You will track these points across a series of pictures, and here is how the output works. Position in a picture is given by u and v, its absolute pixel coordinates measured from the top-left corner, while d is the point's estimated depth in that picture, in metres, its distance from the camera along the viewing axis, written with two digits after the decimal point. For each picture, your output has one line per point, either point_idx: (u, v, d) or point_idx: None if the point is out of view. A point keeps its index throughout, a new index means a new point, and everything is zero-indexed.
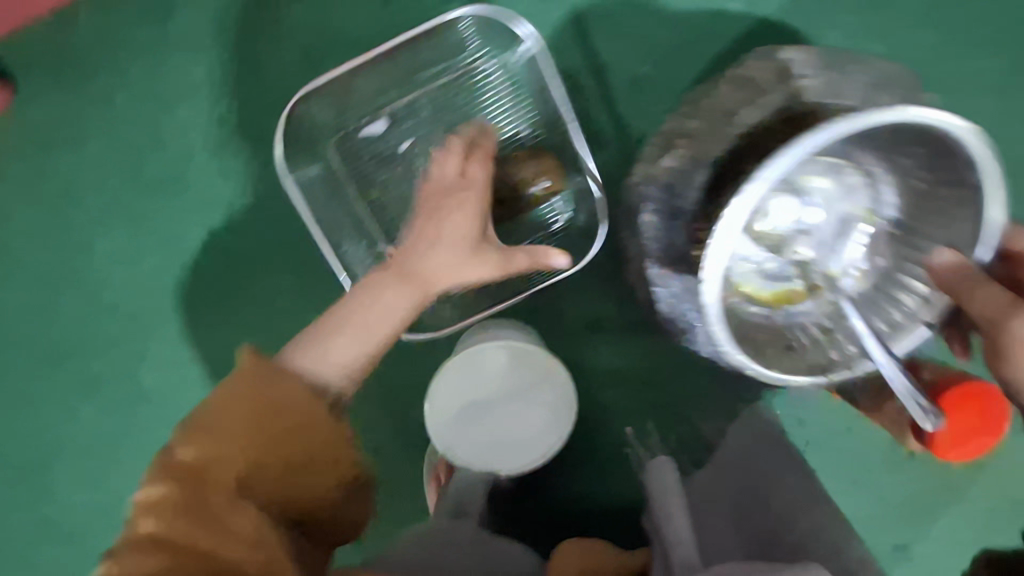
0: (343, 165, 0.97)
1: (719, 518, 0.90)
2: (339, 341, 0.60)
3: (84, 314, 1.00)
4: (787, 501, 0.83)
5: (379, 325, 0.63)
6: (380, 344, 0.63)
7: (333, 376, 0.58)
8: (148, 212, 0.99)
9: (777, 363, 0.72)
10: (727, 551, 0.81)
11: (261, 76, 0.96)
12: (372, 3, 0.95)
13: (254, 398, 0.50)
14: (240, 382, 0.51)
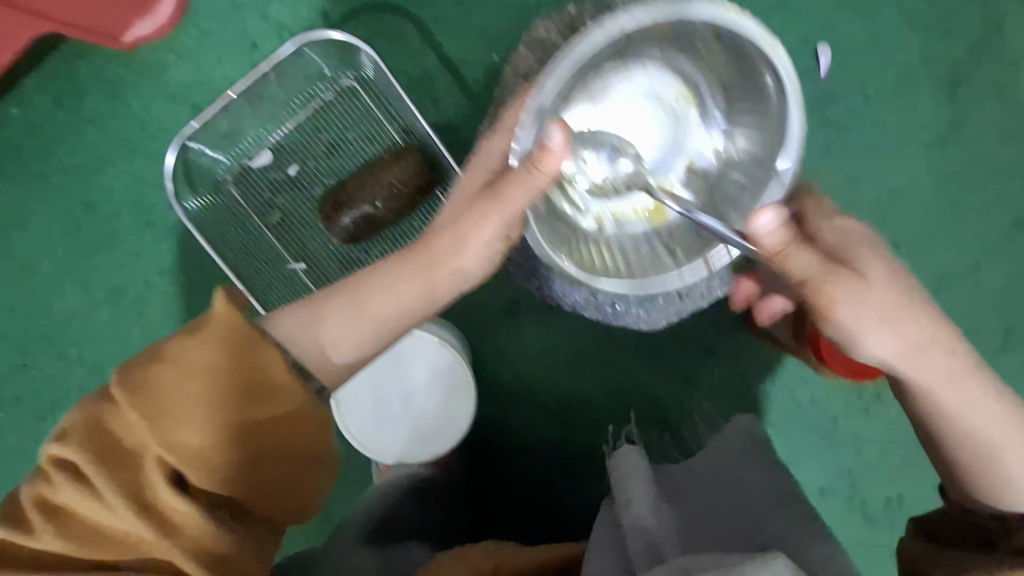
0: (242, 196, 1.07)
1: (695, 507, 0.83)
2: (331, 317, 0.65)
3: (59, 365, 1.18)
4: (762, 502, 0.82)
5: (387, 313, 0.67)
6: (385, 330, 0.67)
7: (330, 350, 0.65)
8: (95, 269, 1.15)
9: (658, 270, 0.80)
10: (707, 542, 0.75)
11: (162, 128, 1.09)
12: (242, 50, 1.05)
13: (230, 367, 0.56)
14: (249, 339, 0.57)
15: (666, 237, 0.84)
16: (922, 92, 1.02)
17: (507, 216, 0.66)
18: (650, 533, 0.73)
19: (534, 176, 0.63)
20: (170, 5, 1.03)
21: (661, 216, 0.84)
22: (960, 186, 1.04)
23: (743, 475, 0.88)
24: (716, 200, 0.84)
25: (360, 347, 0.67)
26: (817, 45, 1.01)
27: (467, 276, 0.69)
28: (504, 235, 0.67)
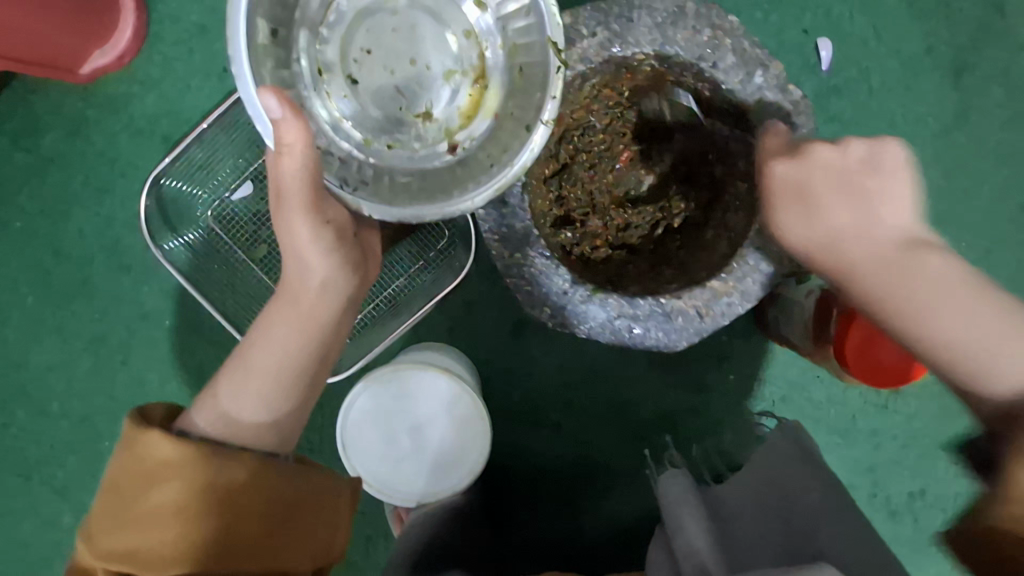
0: (224, 231, 1.01)
1: (745, 525, 0.82)
2: (232, 390, 0.76)
3: (40, 422, 1.11)
4: (809, 509, 0.76)
5: (276, 362, 0.75)
6: (279, 370, 0.76)
7: (243, 418, 0.75)
8: (71, 318, 1.08)
9: (474, 180, 0.66)
10: (756, 557, 0.76)
11: (129, 163, 1.01)
12: (211, 75, 0.98)
13: (178, 468, 0.68)
14: (171, 446, 0.68)
15: (488, 141, 0.69)
16: (927, 80, 0.99)
17: (299, 200, 0.66)
18: (699, 556, 0.75)
19: (292, 155, 0.62)
20: (128, 30, 0.96)
21: (482, 111, 0.71)
22: (971, 173, 1.02)
23: (786, 475, 0.82)
24: (519, 105, 0.68)
25: (267, 405, 0.75)
26: (817, 38, 0.98)
27: (325, 281, 0.74)
28: (319, 220, 0.69)
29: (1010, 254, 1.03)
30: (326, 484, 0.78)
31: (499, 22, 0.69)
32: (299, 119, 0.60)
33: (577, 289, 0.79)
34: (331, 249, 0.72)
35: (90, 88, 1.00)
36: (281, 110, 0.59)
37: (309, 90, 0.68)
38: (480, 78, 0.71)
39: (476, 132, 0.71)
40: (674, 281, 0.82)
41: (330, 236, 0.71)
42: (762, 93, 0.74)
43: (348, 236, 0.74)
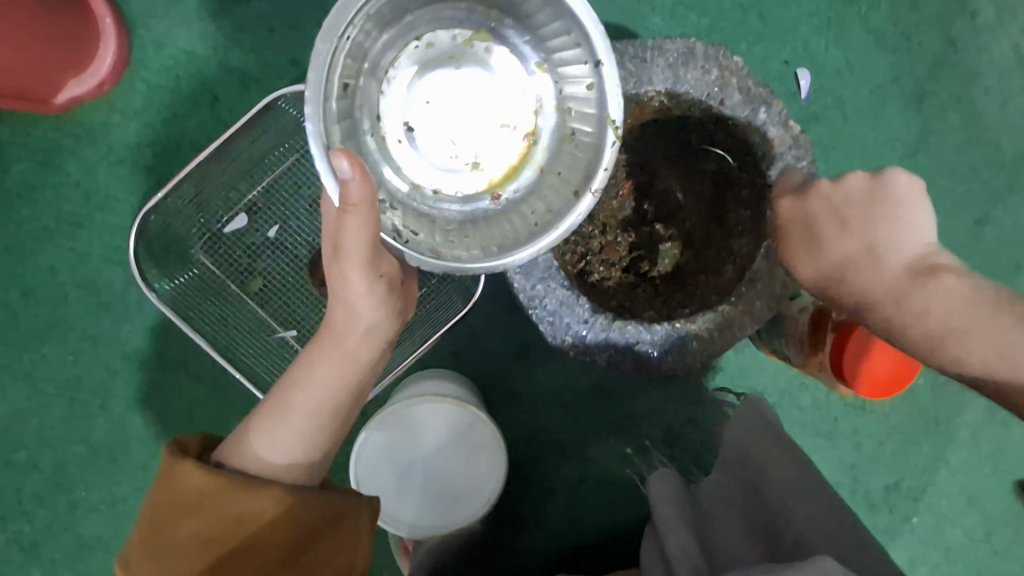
0: (216, 266, 0.97)
1: (727, 517, 0.79)
2: (266, 432, 0.75)
3: (6, 475, 1.02)
4: (782, 493, 0.73)
5: (318, 403, 0.76)
6: (323, 415, 0.77)
7: (277, 459, 0.74)
8: (41, 362, 1.00)
9: (517, 234, 0.72)
10: (739, 555, 0.74)
11: (109, 194, 0.95)
12: (200, 102, 0.94)
13: (212, 498, 0.67)
14: (202, 479, 0.68)
15: (532, 194, 0.76)
16: (893, 108, 1.09)
17: (358, 255, 0.67)
18: (693, 560, 0.74)
19: (358, 213, 0.63)
20: (109, 56, 0.91)
21: (527, 164, 0.77)
22: (933, 191, 1.11)
23: (765, 461, 0.77)
24: (567, 165, 0.74)
25: (305, 447, 0.75)
26: (796, 68, 1.07)
27: (371, 329, 0.76)
28: (374, 275, 0.70)
29: (969, 263, 1.13)
30: (348, 508, 0.74)
31: (558, 86, 0.75)
32: (365, 179, 0.61)
33: (597, 317, 0.80)
34: (381, 304, 0.73)
35: (63, 116, 0.94)
36: (352, 172, 0.60)
37: (370, 140, 0.76)
38: (531, 134, 0.77)
39: (519, 184, 0.77)
40: (686, 305, 0.85)
41: (381, 290, 0.72)
42: (767, 127, 0.77)
43: (396, 284, 0.75)
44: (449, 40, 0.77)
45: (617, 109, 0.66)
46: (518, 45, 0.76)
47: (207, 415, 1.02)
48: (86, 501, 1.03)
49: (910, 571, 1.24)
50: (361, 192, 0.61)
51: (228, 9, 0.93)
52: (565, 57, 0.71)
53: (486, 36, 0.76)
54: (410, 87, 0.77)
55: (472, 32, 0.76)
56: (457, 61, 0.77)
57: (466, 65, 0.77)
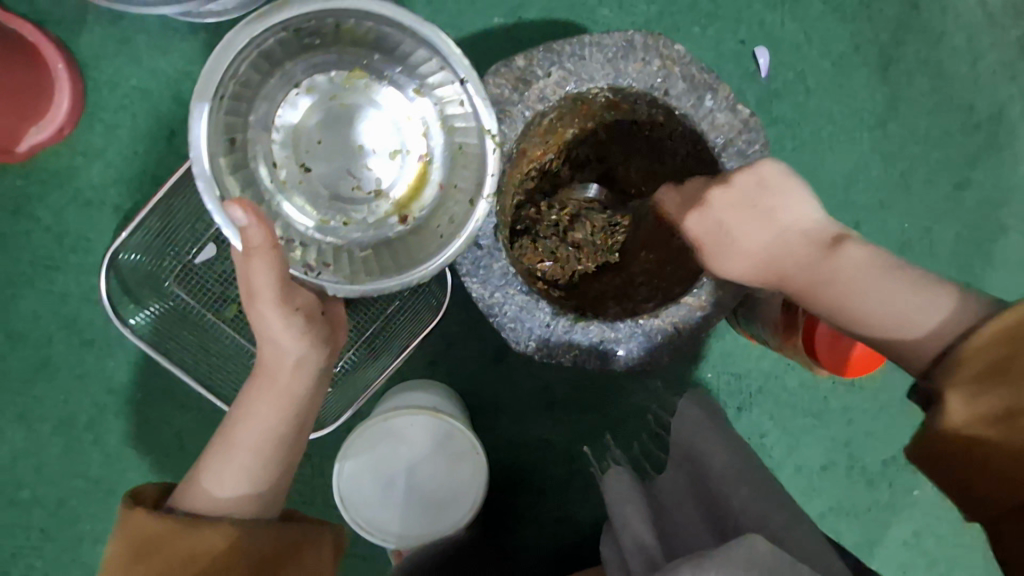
0: (190, 297, 0.98)
1: (685, 514, 0.81)
2: (211, 470, 0.77)
3: (11, 515, 1.05)
4: (720, 479, 0.79)
5: (259, 438, 0.78)
6: (261, 444, 0.78)
7: (226, 494, 0.76)
8: (33, 404, 1.03)
9: (427, 250, 0.77)
10: (696, 540, 0.76)
11: (83, 236, 0.98)
12: (158, 139, 0.96)
13: (162, 541, 0.70)
14: (156, 521, 0.71)
15: (437, 209, 0.81)
16: (858, 78, 1.07)
17: (268, 296, 0.70)
18: (649, 551, 0.73)
19: (260, 255, 0.66)
20: (65, 102, 0.93)
21: (429, 184, 0.84)
22: (906, 159, 1.09)
23: (702, 448, 0.85)
24: (463, 176, 0.80)
25: (250, 476, 0.77)
26: (754, 47, 1.05)
27: (300, 359, 0.77)
28: (290, 309, 0.73)
29: (950, 228, 1.11)
30: (301, 533, 0.78)
31: (438, 108, 0.81)
32: (262, 224, 0.64)
33: (559, 320, 0.80)
34: (303, 334, 0.76)
35: (28, 164, 0.96)
36: (247, 218, 0.63)
37: (270, 185, 0.81)
38: (425, 155, 0.84)
39: (425, 202, 0.83)
40: (651, 299, 0.85)
41: (298, 325, 0.75)
42: (715, 114, 0.77)
43: (316, 313, 0.77)
44: (325, 82, 0.82)
45: (491, 119, 0.71)
46: (391, 77, 0.82)
47: (197, 444, 1.05)
48: (90, 534, 1.06)
49: (915, 543, 1.23)
50: (252, 236, 0.64)
51: (177, 44, 0.95)
52: (436, 81, 0.78)
53: (362, 73, 0.82)
54: (301, 131, 0.83)
55: (347, 72, 0.82)
56: (335, 99, 0.83)
57: (348, 102, 0.84)
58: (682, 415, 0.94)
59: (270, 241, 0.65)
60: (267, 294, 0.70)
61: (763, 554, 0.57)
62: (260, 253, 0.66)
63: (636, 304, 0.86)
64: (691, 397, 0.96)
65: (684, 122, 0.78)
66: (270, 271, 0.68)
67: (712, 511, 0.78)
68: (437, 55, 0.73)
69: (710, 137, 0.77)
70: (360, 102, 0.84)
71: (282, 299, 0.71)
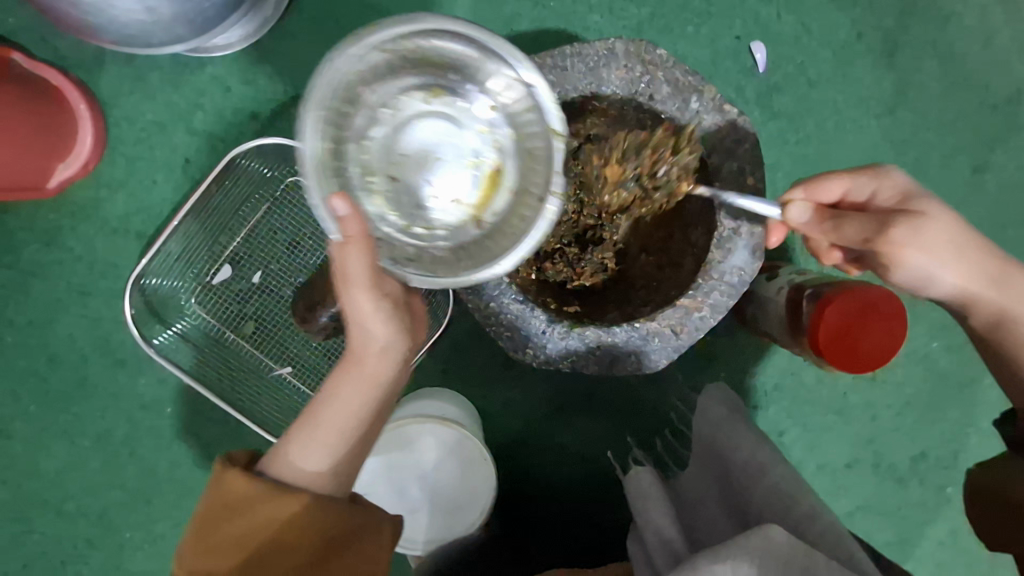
0: (211, 315, 1.04)
1: (707, 504, 0.84)
2: (294, 447, 0.75)
3: (58, 525, 1.12)
4: (743, 470, 0.77)
5: (347, 420, 0.75)
6: (347, 430, 0.76)
7: (308, 468, 0.74)
8: (74, 421, 1.10)
9: (498, 254, 0.69)
10: (718, 530, 0.79)
11: (110, 262, 1.04)
12: (175, 168, 1.02)
13: (250, 502, 0.70)
14: (252, 483, 0.71)
15: (508, 219, 0.70)
16: (862, 66, 1.05)
17: (360, 283, 0.67)
18: (672, 546, 0.73)
19: (355, 245, 0.64)
20: (87, 139, 0.99)
21: (499, 192, 0.72)
22: (919, 146, 1.06)
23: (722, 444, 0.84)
24: (530, 182, 0.70)
25: (334, 457, 0.75)
26: (750, 41, 1.03)
27: (386, 346, 0.73)
28: (381, 294, 0.69)
29: (970, 215, 1.06)
30: (373, 519, 0.76)
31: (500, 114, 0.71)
32: (358, 214, 0.63)
33: (555, 327, 0.81)
34: (393, 323, 0.72)
35: (57, 198, 1.03)
36: (346, 209, 0.62)
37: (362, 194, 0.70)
38: (496, 164, 0.72)
39: (495, 213, 0.71)
40: (647, 303, 0.86)
41: (387, 309, 0.71)
42: (702, 116, 0.77)
43: (401, 299, 0.74)
44: (393, 90, 0.71)
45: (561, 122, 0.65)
46: (463, 89, 0.72)
47: (225, 454, 1.10)
48: (129, 541, 1.13)
49: (950, 541, 1.19)
50: (347, 219, 0.63)
51: (187, 78, 1.00)
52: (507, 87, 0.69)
53: (439, 87, 0.72)
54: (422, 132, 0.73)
55: (426, 84, 0.72)
56: (410, 112, 0.73)
57: (425, 112, 0.73)
58: (705, 411, 0.93)
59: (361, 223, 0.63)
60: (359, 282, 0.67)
61: (781, 543, 0.57)
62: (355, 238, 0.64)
63: (633, 307, 0.86)
64: (711, 390, 0.96)
65: (671, 125, 0.79)
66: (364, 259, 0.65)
67: (736, 506, 0.78)
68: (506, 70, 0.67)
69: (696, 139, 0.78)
70: (426, 115, 0.73)
71: (373, 289, 0.68)
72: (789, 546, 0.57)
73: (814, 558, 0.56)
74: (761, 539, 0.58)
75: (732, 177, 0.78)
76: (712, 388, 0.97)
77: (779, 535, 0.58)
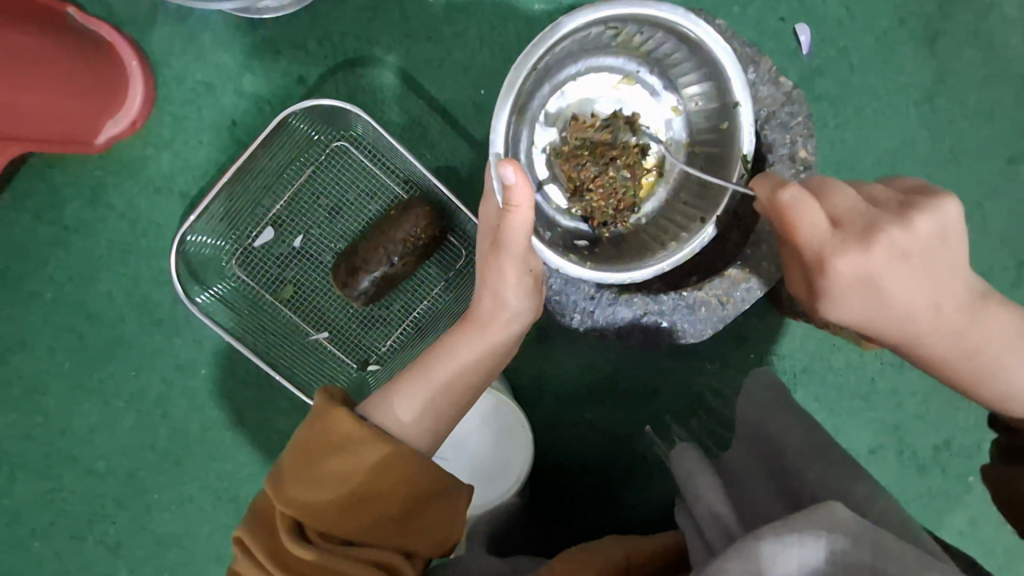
0: (250, 278, 1.04)
1: (755, 484, 0.80)
2: (412, 394, 0.77)
3: (88, 482, 1.13)
4: (797, 452, 0.79)
5: (461, 381, 0.81)
6: (458, 389, 0.80)
7: (408, 417, 0.76)
8: (108, 379, 1.10)
9: (646, 251, 0.85)
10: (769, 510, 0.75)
11: (153, 221, 1.05)
12: (221, 130, 1.02)
13: (355, 443, 0.69)
14: (357, 424, 0.69)
15: (660, 219, 0.89)
16: (904, 52, 1.06)
17: (511, 251, 0.72)
18: (724, 519, 0.70)
19: (519, 213, 0.67)
20: (137, 96, 1.00)
21: (653, 194, 0.90)
22: (956, 133, 1.07)
23: (776, 428, 0.86)
24: (689, 185, 0.86)
25: (442, 414, 0.79)
26: (794, 24, 1.05)
27: (513, 316, 0.81)
28: (523, 266, 0.75)
29: (1004, 203, 1.08)
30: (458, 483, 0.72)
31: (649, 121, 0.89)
32: (527, 183, 0.65)
33: (602, 293, 0.83)
34: (516, 295, 0.79)
35: (102, 154, 1.03)
36: (515, 177, 0.63)
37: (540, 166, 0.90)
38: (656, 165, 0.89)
39: (646, 210, 0.90)
40: (692, 274, 0.87)
41: (518, 277, 0.76)
42: (758, 86, 0.78)
43: (541, 278, 0.81)
44: (600, 85, 0.90)
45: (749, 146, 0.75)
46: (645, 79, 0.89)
47: (257, 417, 1.11)
48: (157, 501, 1.13)
49: (970, 531, 1.20)
50: (520, 192, 0.65)
51: (238, 40, 1.01)
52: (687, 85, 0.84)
53: (631, 82, 0.89)
54: (598, 110, 0.90)
55: (619, 77, 0.89)
56: (598, 98, 0.90)
57: (607, 102, 0.90)
58: (751, 401, 0.95)
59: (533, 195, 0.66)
60: (510, 253, 0.73)
61: (846, 521, 0.48)
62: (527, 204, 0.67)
63: (677, 280, 0.87)
64: (759, 374, 1.00)
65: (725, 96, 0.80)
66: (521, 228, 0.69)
67: (787, 482, 0.77)
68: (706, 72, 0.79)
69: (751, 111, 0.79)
70: (606, 102, 0.90)
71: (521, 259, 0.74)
72: (857, 524, 0.48)
73: (883, 538, 0.48)
74: (827, 515, 0.49)
75: (784, 150, 0.78)
76: (758, 374, 1.00)
77: (844, 511, 0.49)
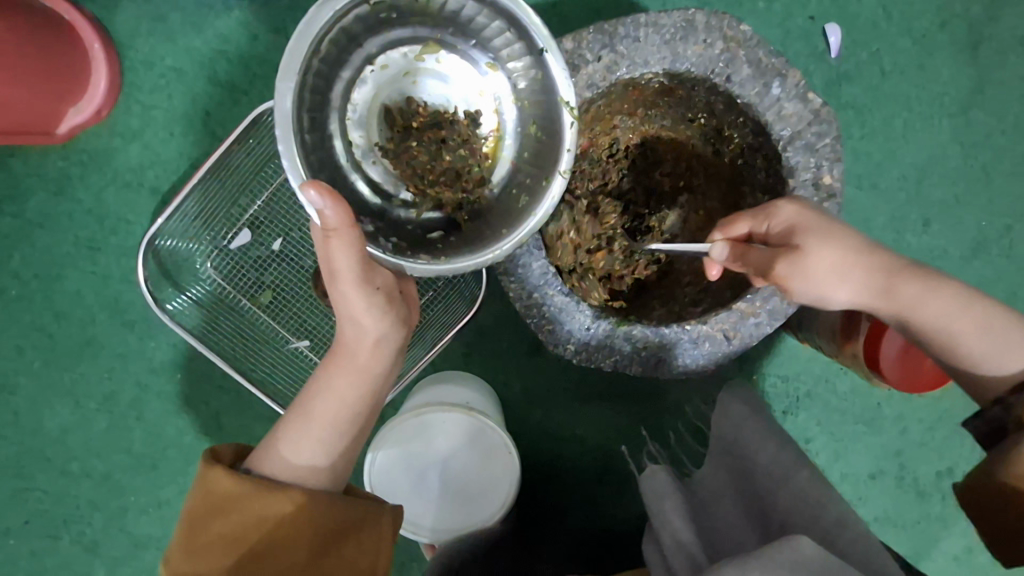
0: (225, 280, 0.98)
1: (725, 509, 0.78)
2: (291, 437, 0.77)
3: (60, 483, 1.09)
4: (769, 474, 0.73)
5: (340, 413, 0.78)
6: (337, 419, 0.78)
7: (300, 462, 0.76)
8: (79, 380, 1.05)
9: (506, 226, 0.76)
10: (741, 542, 0.71)
11: (122, 217, 0.98)
12: (194, 121, 0.94)
13: (236, 500, 0.70)
14: (235, 480, 0.71)
15: (509, 186, 0.82)
16: (942, 58, 0.97)
17: (349, 272, 0.69)
18: (690, 550, 0.69)
19: (340, 235, 0.66)
20: (101, 83, 0.92)
21: (500, 160, 0.83)
22: (992, 149, 0.98)
23: (748, 441, 0.80)
24: (533, 155, 0.79)
25: (325, 447, 0.77)
26: (824, 23, 0.95)
27: (380, 338, 0.76)
28: (370, 288, 0.72)
29: None
30: (368, 510, 0.75)
31: (510, 83, 0.81)
32: (339, 204, 0.64)
33: (599, 323, 0.77)
34: (386, 315, 0.75)
35: (67, 144, 0.96)
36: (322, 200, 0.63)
37: (345, 157, 0.82)
38: (496, 130, 0.84)
39: (498, 177, 0.83)
40: (698, 304, 0.80)
41: (377, 304, 0.74)
42: (782, 103, 0.70)
43: (395, 293, 0.77)
44: (400, 58, 0.82)
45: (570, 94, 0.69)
46: (464, 50, 0.81)
47: (234, 424, 1.06)
48: (130, 504, 1.09)
49: (965, 558, 1.17)
50: (331, 213, 0.64)
51: (212, 22, 0.92)
52: (510, 54, 0.77)
53: (434, 48, 0.82)
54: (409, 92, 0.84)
55: (420, 46, 0.82)
56: (410, 75, 0.83)
57: (421, 78, 0.84)
58: (723, 411, 0.89)
59: (344, 212, 0.65)
60: (351, 276, 0.70)
61: (811, 558, 0.52)
62: (344, 225, 0.66)
63: (682, 310, 0.80)
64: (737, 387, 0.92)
65: (748, 110, 0.71)
66: (342, 254, 0.68)
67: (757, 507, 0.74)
68: (515, 30, 0.73)
69: (775, 129, 0.70)
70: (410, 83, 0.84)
71: (363, 276, 0.71)
72: (820, 558, 0.53)
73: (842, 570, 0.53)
74: (790, 552, 0.53)
75: (807, 175, 0.71)
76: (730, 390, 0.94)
77: (808, 547, 0.53)
